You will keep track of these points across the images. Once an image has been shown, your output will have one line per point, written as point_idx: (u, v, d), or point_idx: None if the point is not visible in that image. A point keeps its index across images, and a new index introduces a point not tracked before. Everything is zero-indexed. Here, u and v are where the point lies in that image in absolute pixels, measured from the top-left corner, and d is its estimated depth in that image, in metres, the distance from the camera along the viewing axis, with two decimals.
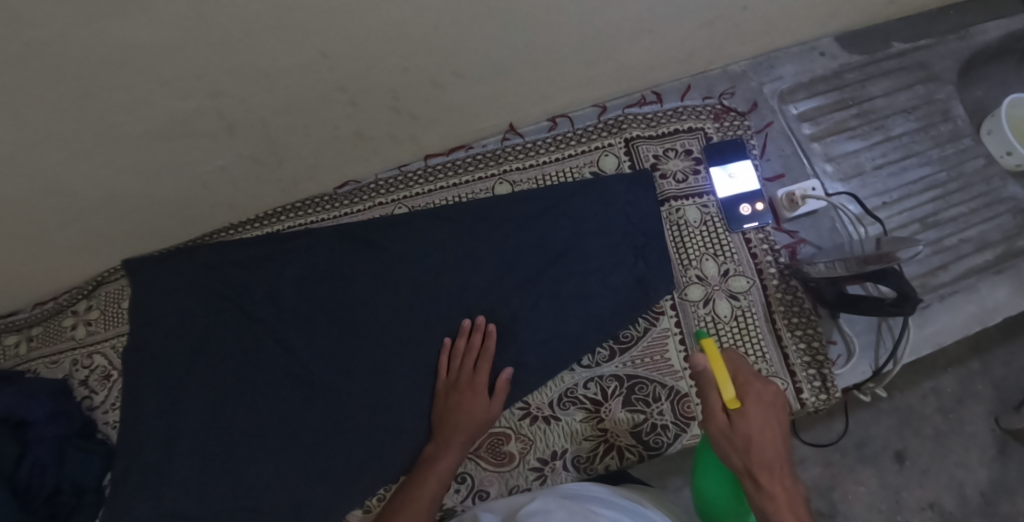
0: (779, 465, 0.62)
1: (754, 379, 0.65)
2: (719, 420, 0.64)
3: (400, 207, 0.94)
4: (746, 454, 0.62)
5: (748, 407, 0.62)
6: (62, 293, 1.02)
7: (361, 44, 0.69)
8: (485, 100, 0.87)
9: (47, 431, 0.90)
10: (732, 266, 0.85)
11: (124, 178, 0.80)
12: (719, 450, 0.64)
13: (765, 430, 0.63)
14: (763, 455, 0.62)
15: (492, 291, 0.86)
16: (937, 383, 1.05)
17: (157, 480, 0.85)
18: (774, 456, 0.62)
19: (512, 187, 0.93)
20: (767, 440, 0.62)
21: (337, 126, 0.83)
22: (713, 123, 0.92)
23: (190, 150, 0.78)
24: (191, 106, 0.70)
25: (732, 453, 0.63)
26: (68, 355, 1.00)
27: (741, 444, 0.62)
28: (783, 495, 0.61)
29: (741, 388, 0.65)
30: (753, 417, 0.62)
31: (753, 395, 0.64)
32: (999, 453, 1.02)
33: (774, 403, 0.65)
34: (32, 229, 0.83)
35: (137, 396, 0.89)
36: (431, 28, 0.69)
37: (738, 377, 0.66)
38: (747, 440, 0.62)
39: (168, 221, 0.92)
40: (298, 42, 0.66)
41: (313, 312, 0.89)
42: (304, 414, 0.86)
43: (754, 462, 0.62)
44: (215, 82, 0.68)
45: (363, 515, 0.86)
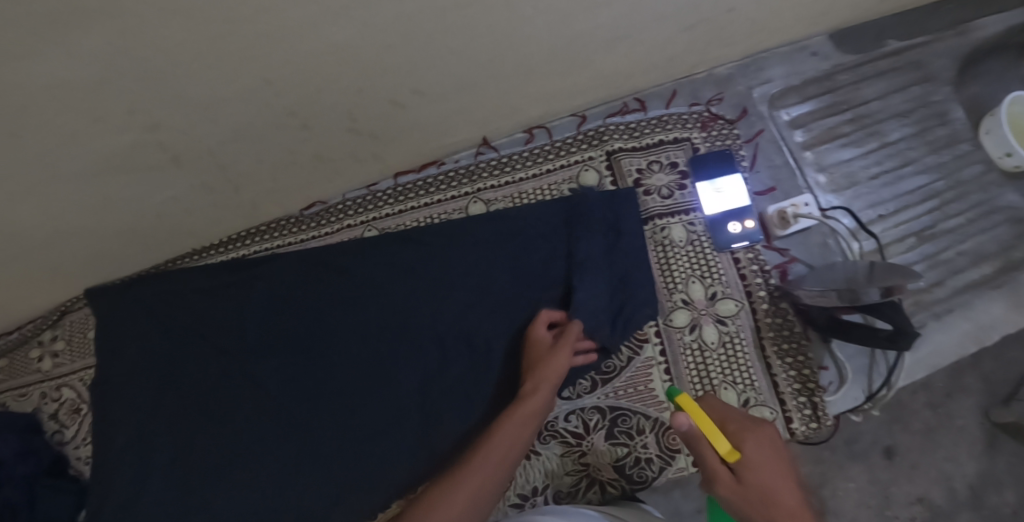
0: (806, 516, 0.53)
1: (747, 422, 0.59)
2: (726, 480, 0.56)
3: (370, 229, 0.90)
4: (766, 509, 0.53)
5: (749, 454, 0.55)
6: (26, 323, 0.98)
7: (306, 68, 0.63)
8: (454, 116, 0.81)
9: (16, 469, 0.87)
10: (720, 288, 0.81)
11: (68, 215, 0.75)
12: (738, 517, 0.55)
13: (779, 478, 0.55)
14: (786, 506, 0.53)
15: (468, 317, 0.82)
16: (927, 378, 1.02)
17: (129, 519, 0.82)
18: (798, 508, 0.53)
19: (487, 205, 0.88)
20: (783, 487, 0.54)
21: (293, 150, 0.77)
22: (700, 132, 0.87)
23: (136, 184, 0.73)
24: (129, 141, 0.65)
25: (751, 513, 0.54)
26: (35, 388, 0.97)
27: (756, 497, 0.54)
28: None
29: (735, 437, 0.58)
30: (760, 466, 0.55)
31: (751, 441, 0.57)
32: (988, 446, 1.00)
33: (776, 446, 0.58)
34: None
35: (104, 432, 0.86)
36: (383, 47, 0.63)
37: (729, 427, 0.59)
38: (761, 490, 0.54)
39: (125, 253, 0.87)
40: (236, 69, 0.60)
41: (283, 344, 0.86)
42: (275, 447, 0.83)
43: (777, 516, 0.53)
44: (151, 116, 0.62)
45: None
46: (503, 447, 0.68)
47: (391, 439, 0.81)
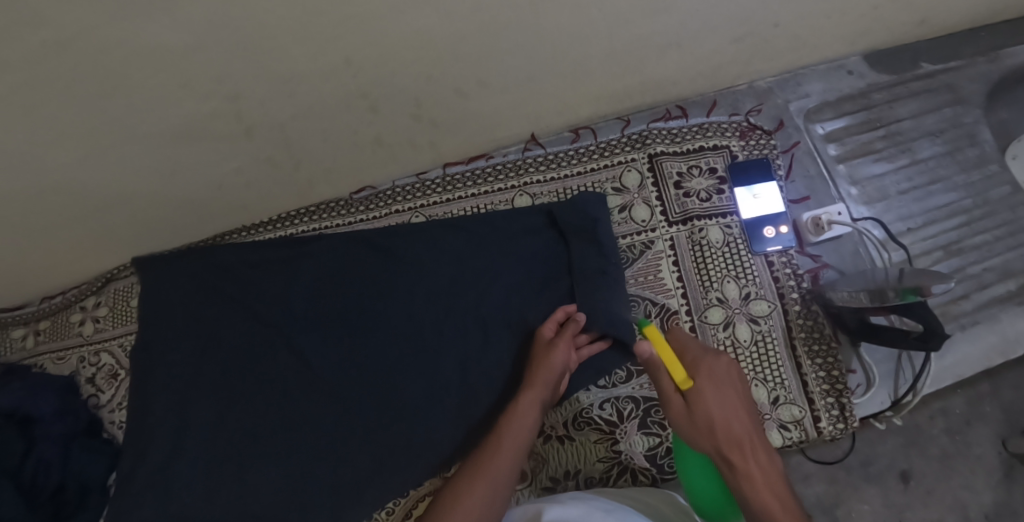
0: (748, 440, 0.62)
1: (706, 356, 0.65)
2: (677, 406, 0.64)
3: (418, 216, 0.93)
4: (713, 435, 0.61)
5: (701, 385, 0.63)
6: (71, 288, 1.04)
7: (382, 52, 0.67)
8: (507, 111, 0.85)
9: (52, 428, 0.93)
10: (754, 289, 0.83)
11: (138, 177, 0.80)
12: (687, 435, 0.64)
13: (725, 405, 0.63)
14: (730, 433, 0.61)
15: (512, 304, 0.85)
16: (946, 403, 1.00)
17: (163, 480, 0.89)
18: (738, 432, 0.62)
19: (532, 199, 0.90)
20: (731, 416, 0.62)
21: (355, 132, 0.81)
22: (738, 141, 0.89)
23: (205, 153, 0.78)
24: (209, 108, 0.70)
25: (698, 434, 0.63)
26: (75, 352, 1.02)
27: (703, 424, 0.62)
28: (759, 470, 0.60)
29: (690, 368, 0.65)
30: (710, 396, 0.62)
31: (704, 372, 0.64)
32: (1005, 476, 0.96)
33: (726, 375, 0.65)
34: (51, 221, 0.85)
35: (146, 391, 0.94)
36: (457, 37, 0.67)
37: (687, 356, 0.66)
38: (710, 419, 0.62)
39: (182, 219, 0.92)
40: (321, 47, 0.64)
41: (328, 320, 0.91)
42: (311, 421, 0.88)
43: (722, 443, 0.61)
44: (235, 86, 0.67)
45: None
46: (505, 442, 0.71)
47: (424, 418, 0.84)
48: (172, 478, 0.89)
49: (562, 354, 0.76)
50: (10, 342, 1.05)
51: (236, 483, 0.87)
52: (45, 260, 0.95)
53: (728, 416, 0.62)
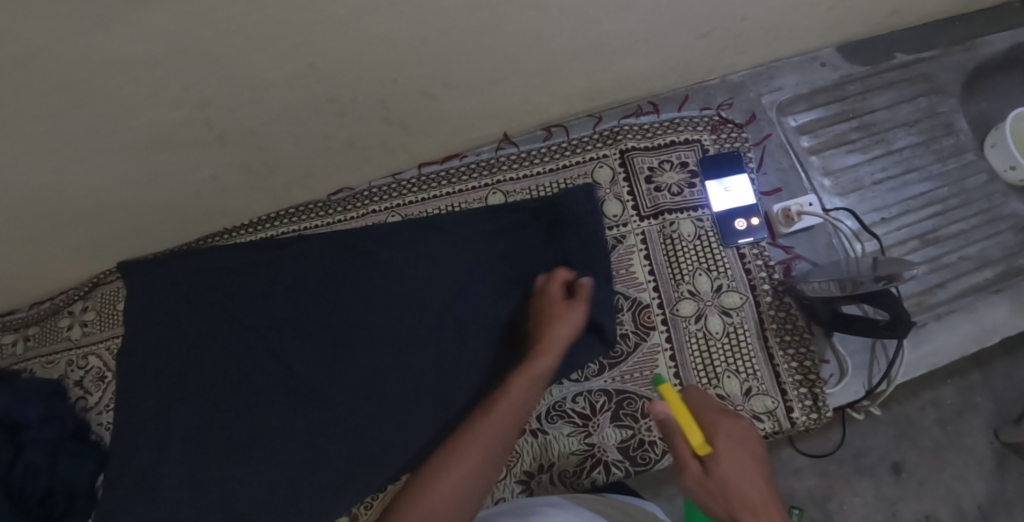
0: (766, 507, 0.56)
1: (724, 423, 0.63)
2: (693, 470, 0.60)
3: (394, 215, 0.93)
4: (725, 499, 0.57)
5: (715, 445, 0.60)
6: (60, 294, 1.07)
7: (346, 57, 0.68)
8: (477, 112, 0.86)
9: (41, 433, 0.95)
10: (725, 281, 0.84)
11: (118, 185, 0.82)
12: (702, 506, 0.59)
13: (740, 467, 0.58)
14: (747, 500, 0.56)
15: (487, 300, 0.87)
16: (936, 394, 0.98)
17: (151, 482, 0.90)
18: (759, 503, 0.56)
19: (505, 197, 0.91)
20: (746, 481, 0.58)
21: (328, 136, 0.83)
22: (710, 135, 0.90)
23: (181, 160, 0.80)
24: (180, 116, 0.71)
25: (712, 501, 0.58)
26: (64, 355, 1.04)
27: (719, 489, 0.58)
28: None
29: (708, 431, 0.62)
30: (725, 459, 0.59)
31: (721, 435, 0.62)
32: (998, 466, 0.95)
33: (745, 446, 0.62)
34: (38, 231, 0.87)
35: (134, 396, 0.95)
36: (420, 40, 0.69)
37: (706, 419, 0.64)
38: (726, 484, 0.58)
39: (164, 224, 0.94)
40: (285, 54, 0.65)
41: (305, 320, 0.92)
42: (292, 420, 0.90)
43: (734, 507, 0.56)
44: (202, 93, 0.68)
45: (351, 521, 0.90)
46: (507, 404, 0.68)
47: (403, 415, 0.86)
48: (158, 480, 0.90)
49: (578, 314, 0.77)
50: (1, 347, 1.08)
51: (219, 484, 0.89)
52: (34, 268, 0.97)
53: (743, 481, 0.58)
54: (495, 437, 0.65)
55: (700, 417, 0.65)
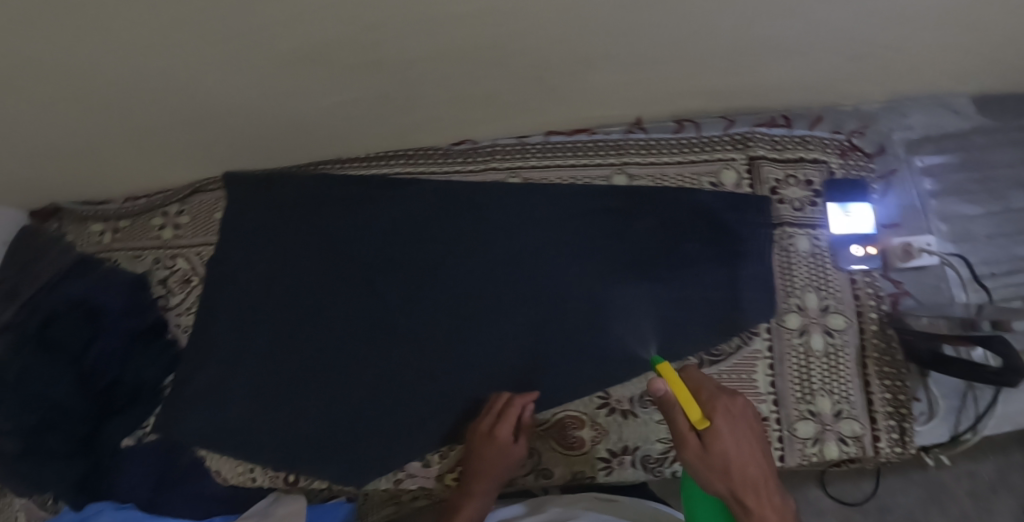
0: (762, 482, 0.65)
1: (724, 399, 0.68)
2: (693, 445, 0.66)
3: (514, 176, 0.93)
4: (726, 476, 0.65)
5: (717, 425, 0.65)
6: (157, 193, 1.09)
7: (525, 6, 0.68)
8: (619, 90, 0.86)
9: (119, 323, 0.99)
10: (833, 302, 0.84)
11: (255, 91, 0.82)
12: (700, 477, 0.66)
13: (740, 445, 0.65)
14: (744, 474, 0.65)
15: (591, 279, 0.87)
16: (975, 466, 0.95)
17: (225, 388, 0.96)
18: (758, 478, 0.65)
19: (629, 179, 0.90)
20: (746, 458, 0.65)
21: (472, 85, 0.82)
22: (838, 158, 0.90)
23: (322, 77, 0.79)
24: (344, 34, 0.71)
25: (714, 477, 0.65)
26: (151, 252, 1.06)
27: (718, 465, 0.64)
28: (771, 510, 0.64)
29: (707, 406, 0.67)
30: (725, 437, 0.65)
31: (720, 411, 0.67)
32: None
33: (744, 422, 0.67)
34: (160, 120, 0.88)
35: (217, 306, 0.99)
36: (601, 5, 0.69)
37: (703, 395, 0.69)
38: (723, 459, 0.64)
39: (279, 142, 0.94)
40: None
41: (407, 262, 0.94)
42: (380, 355, 0.92)
43: (735, 483, 0.64)
44: (375, 14, 0.68)
45: (421, 467, 0.90)
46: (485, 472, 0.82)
47: (492, 374, 0.88)
48: (234, 389, 0.95)
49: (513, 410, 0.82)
50: (87, 235, 1.11)
51: (294, 402, 0.93)
52: (142, 156, 0.98)
53: (744, 458, 0.65)
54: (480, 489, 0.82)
55: (700, 392, 0.69)
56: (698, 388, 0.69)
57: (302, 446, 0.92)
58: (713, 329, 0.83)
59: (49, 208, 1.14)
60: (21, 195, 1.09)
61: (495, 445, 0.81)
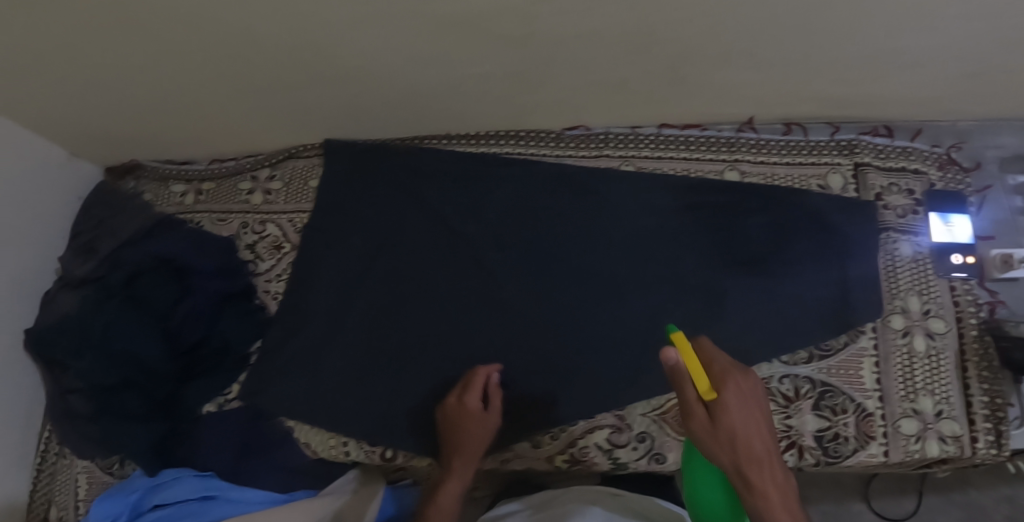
0: (765, 457, 0.66)
1: (736, 376, 0.68)
2: (700, 416, 0.66)
3: (628, 164, 0.95)
4: (731, 449, 0.66)
5: (727, 399, 0.66)
6: (246, 157, 1.08)
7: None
8: (746, 87, 0.88)
9: (208, 283, 0.96)
10: (934, 307, 0.87)
11: (397, 58, 0.82)
12: (704, 448, 0.67)
13: (748, 421, 0.66)
14: (748, 449, 0.66)
15: (706, 271, 0.88)
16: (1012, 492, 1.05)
17: (319, 359, 0.93)
18: (760, 452, 0.66)
19: (740, 175, 0.93)
20: (751, 434, 0.66)
21: (611, 69, 0.84)
22: (937, 172, 0.93)
23: (469, 48, 0.80)
24: (513, 6, 0.71)
25: (717, 449, 0.66)
26: (238, 217, 1.04)
27: (723, 438, 0.66)
28: (770, 483, 0.65)
29: (717, 379, 0.68)
30: (733, 411, 0.66)
31: (731, 386, 0.67)
32: None
33: (754, 400, 0.68)
34: (288, 79, 0.87)
35: (313, 275, 0.96)
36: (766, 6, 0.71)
37: (714, 368, 0.69)
38: (730, 433, 0.66)
39: (392, 113, 0.94)
40: None
41: (516, 240, 0.93)
42: (481, 336, 0.91)
43: (739, 457, 0.65)
44: None
45: (530, 449, 0.87)
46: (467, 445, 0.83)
47: (601, 360, 0.88)
48: (327, 360, 0.93)
49: (478, 381, 0.84)
50: (168, 195, 1.10)
51: (390, 379, 0.91)
52: (253, 115, 0.97)
53: (750, 434, 0.66)
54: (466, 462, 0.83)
55: (712, 367, 0.69)
56: (711, 364, 0.70)
57: (398, 424, 0.90)
58: (825, 324, 0.86)
59: (130, 164, 1.13)
60: (110, 146, 1.08)
61: (467, 418, 0.83)
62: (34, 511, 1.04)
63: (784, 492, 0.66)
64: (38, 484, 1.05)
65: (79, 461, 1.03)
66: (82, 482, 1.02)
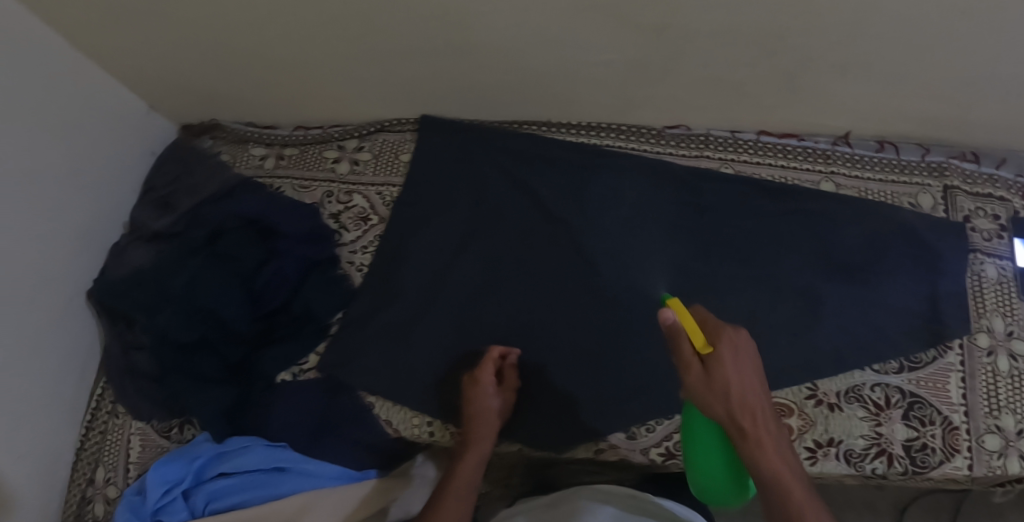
0: (758, 409, 0.67)
1: (729, 331, 0.69)
2: (696, 370, 0.67)
3: (727, 167, 0.96)
4: (726, 401, 0.66)
5: (721, 351, 0.66)
6: (334, 127, 1.07)
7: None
8: (853, 102, 0.90)
9: (295, 247, 0.95)
10: (1017, 329, 0.88)
11: (524, 35, 0.83)
12: (700, 402, 0.67)
13: (743, 374, 0.67)
14: (744, 400, 0.66)
15: (806, 274, 0.90)
16: None
17: (406, 334, 0.91)
18: (754, 403, 0.67)
19: (836, 187, 0.95)
20: (745, 386, 0.66)
21: (729, 69, 0.86)
22: (1021, 199, 0.94)
23: (598, 33, 0.81)
24: None
25: (714, 401, 0.66)
26: (323, 186, 1.03)
27: (720, 390, 0.66)
28: (764, 434, 0.66)
29: (712, 334, 0.68)
30: (728, 363, 0.66)
31: (725, 341, 0.68)
32: None
33: (747, 353, 0.68)
34: (405, 47, 0.87)
35: (406, 249, 0.95)
36: (896, 17, 0.74)
37: (709, 326, 0.70)
38: (726, 384, 0.66)
39: (498, 93, 0.94)
40: None
41: (616, 228, 0.93)
42: (573, 325, 0.90)
43: (734, 409, 0.66)
44: None
45: (625, 440, 0.85)
46: (480, 420, 0.85)
47: None
48: (412, 336, 0.91)
49: (491, 359, 0.87)
50: (246, 159, 1.08)
51: (475, 360, 0.90)
52: (355, 82, 0.96)
53: (744, 386, 0.67)
54: (480, 437, 0.85)
55: (705, 323, 0.70)
56: (704, 321, 0.71)
57: None
58: (913, 337, 0.87)
59: (208, 124, 1.12)
60: (199, 101, 1.07)
61: (477, 392, 0.85)
62: (80, 469, 1.01)
63: (778, 442, 0.67)
64: (87, 441, 1.02)
65: (134, 422, 1.00)
66: (134, 445, 0.99)
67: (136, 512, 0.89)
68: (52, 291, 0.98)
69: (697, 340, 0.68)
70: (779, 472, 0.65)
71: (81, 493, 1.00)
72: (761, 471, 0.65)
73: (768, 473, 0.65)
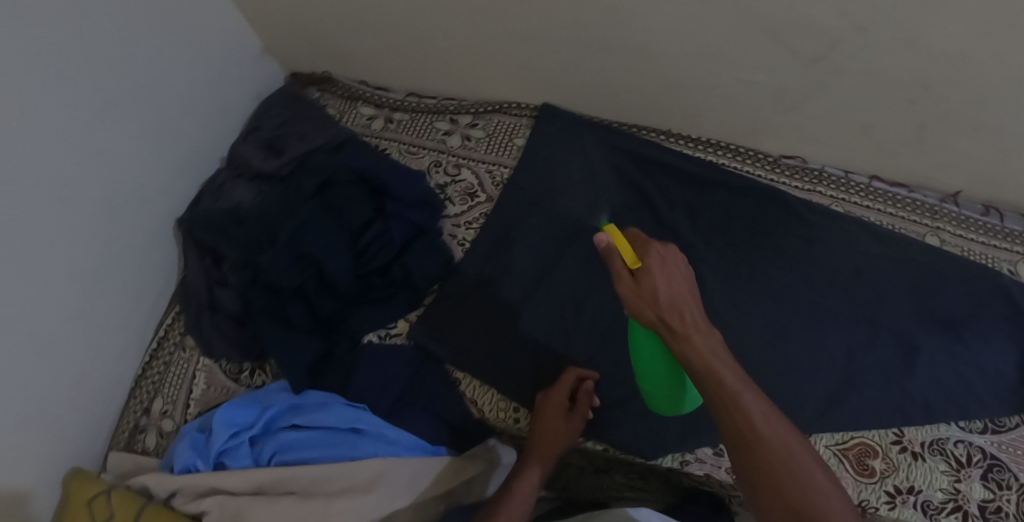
0: (690, 314, 0.59)
1: (656, 241, 0.62)
2: (626, 283, 0.61)
3: (837, 206, 0.98)
4: (656, 308, 0.59)
5: (648, 262, 0.59)
6: (451, 101, 1.08)
7: (996, 60, 0.73)
8: (974, 163, 0.91)
9: (405, 209, 0.96)
10: None
11: (673, 43, 0.84)
12: (633, 313, 0.61)
13: (676, 284, 0.59)
14: (675, 307, 0.59)
15: (903, 322, 0.91)
16: None
17: (498, 315, 0.91)
18: (689, 311, 0.59)
19: (940, 242, 0.96)
20: (676, 293, 0.59)
21: (861, 109, 0.87)
22: None
23: (746, 52, 0.82)
24: (824, 24, 0.75)
25: (643, 309, 0.59)
26: (430, 155, 1.03)
27: (649, 296, 0.59)
28: (699, 339, 0.58)
29: (640, 247, 0.62)
30: (656, 271, 0.59)
31: (655, 253, 0.61)
32: None
33: (679, 264, 0.61)
34: (550, 31, 0.88)
35: (512, 230, 0.96)
36: None
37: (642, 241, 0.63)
38: (656, 293, 0.59)
39: (632, 92, 0.96)
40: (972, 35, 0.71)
41: (722, 241, 0.96)
42: None
43: (664, 314, 0.58)
44: (871, 17, 0.72)
45: (712, 456, 0.82)
46: (543, 440, 0.82)
47: (788, 381, 0.88)
48: (505, 317, 0.91)
49: (567, 383, 0.83)
50: (357, 117, 1.10)
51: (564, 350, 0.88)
52: (486, 59, 0.97)
53: (677, 295, 0.59)
54: (541, 456, 0.81)
55: (634, 236, 0.64)
56: (630, 234, 0.64)
57: None
58: (1003, 402, 0.86)
59: (320, 75, 1.15)
60: (326, 52, 1.09)
61: (547, 411, 0.82)
62: (136, 396, 0.98)
63: (714, 343, 0.59)
64: (147, 371, 1.00)
65: (201, 358, 0.97)
66: (198, 381, 0.96)
67: (198, 451, 0.85)
68: (146, 211, 0.97)
69: (626, 255, 0.62)
70: (718, 372, 0.56)
71: (133, 421, 0.97)
72: (697, 370, 0.57)
73: (704, 373, 0.57)
